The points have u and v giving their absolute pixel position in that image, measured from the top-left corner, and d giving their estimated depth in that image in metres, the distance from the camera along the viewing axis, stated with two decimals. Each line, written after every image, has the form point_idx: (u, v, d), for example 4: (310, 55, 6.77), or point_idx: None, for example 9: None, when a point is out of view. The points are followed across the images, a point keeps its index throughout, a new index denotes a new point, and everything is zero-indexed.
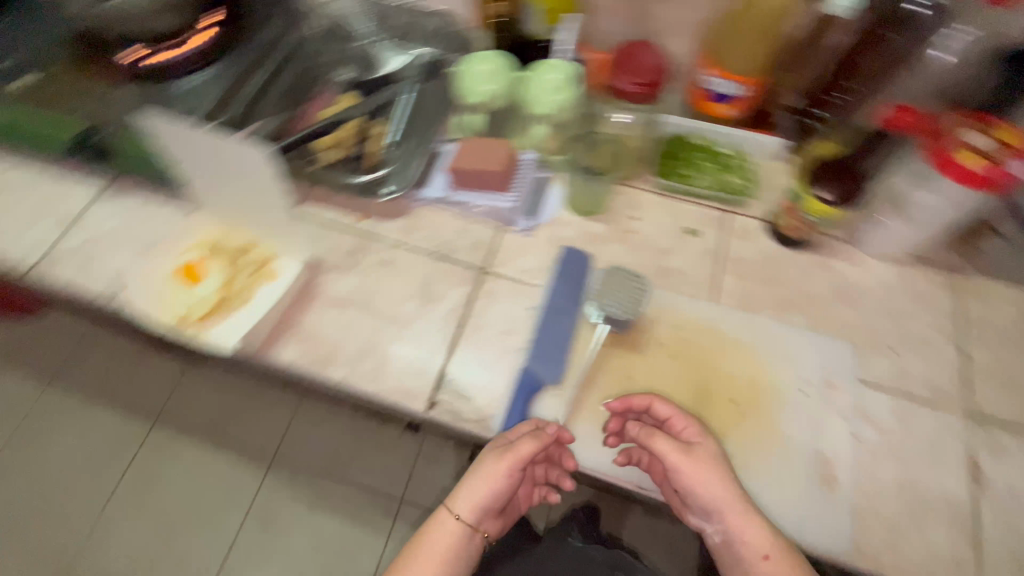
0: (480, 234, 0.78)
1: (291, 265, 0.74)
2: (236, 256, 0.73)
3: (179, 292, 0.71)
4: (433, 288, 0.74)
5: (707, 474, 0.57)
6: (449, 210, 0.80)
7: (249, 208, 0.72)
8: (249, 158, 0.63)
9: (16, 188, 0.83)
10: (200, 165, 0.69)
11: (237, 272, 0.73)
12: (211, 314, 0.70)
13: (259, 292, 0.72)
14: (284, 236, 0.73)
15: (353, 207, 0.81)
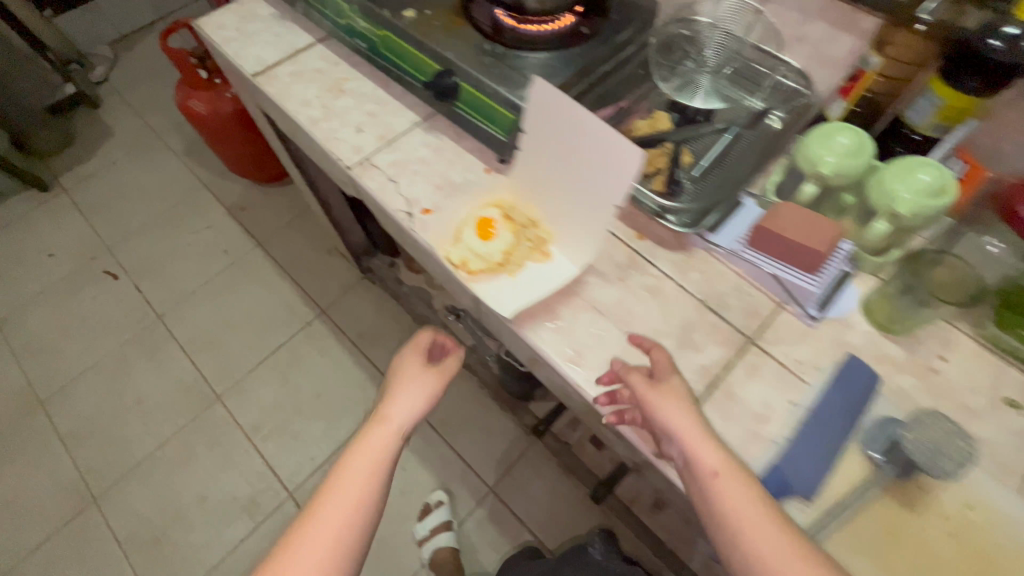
0: (753, 297, 0.73)
1: (568, 260, 0.76)
2: (526, 230, 0.78)
3: (474, 241, 0.77)
4: (696, 334, 0.70)
5: (693, 429, 0.58)
6: (735, 266, 0.75)
7: (570, 192, 0.71)
8: (620, 159, 0.62)
9: (358, 96, 0.95)
10: (553, 135, 0.69)
11: (523, 243, 0.77)
12: (490, 270, 0.75)
13: (530, 269, 0.76)
14: (584, 234, 0.73)
15: (636, 225, 0.80)
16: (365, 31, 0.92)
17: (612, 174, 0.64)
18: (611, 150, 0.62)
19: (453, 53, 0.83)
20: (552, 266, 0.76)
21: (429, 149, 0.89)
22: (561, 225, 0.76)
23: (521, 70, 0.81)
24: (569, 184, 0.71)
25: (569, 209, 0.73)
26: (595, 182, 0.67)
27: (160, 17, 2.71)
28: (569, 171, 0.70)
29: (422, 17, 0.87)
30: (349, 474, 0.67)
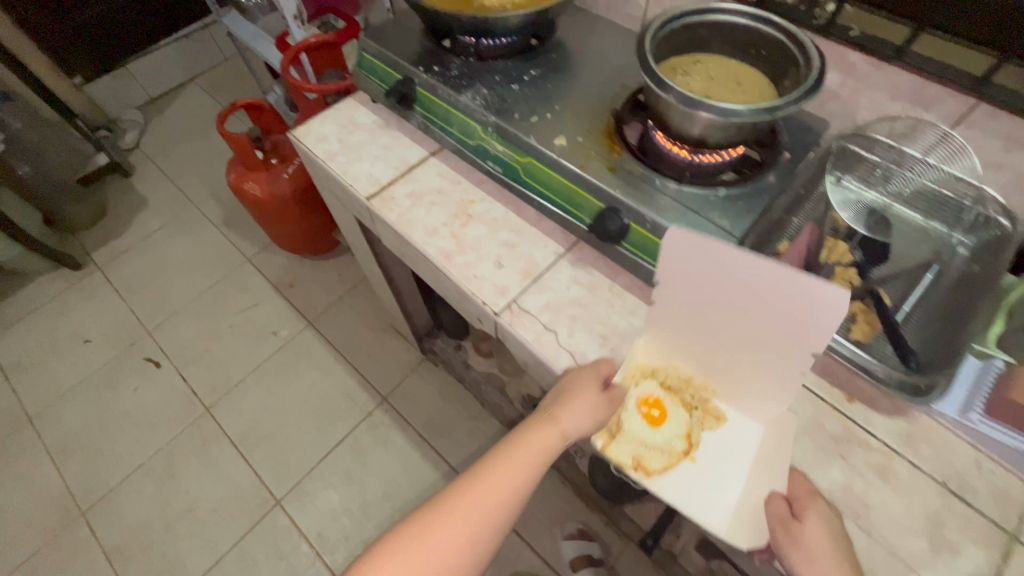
0: (996, 475, 0.63)
1: (750, 423, 0.69)
2: (688, 398, 0.71)
3: (641, 429, 0.69)
4: (948, 530, 0.61)
5: (824, 567, 0.54)
6: (967, 438, 0.66)
7: (736, 349, 0.65)
8: (797, 299, 0.55)
9: (490, 221, 0.87)
10: (700, 300, 0.64)
11: (690, 414, 0.70)
12: (671, 462, 0.66)
13: (710, 447, 0.68)
14: (764, 390, 0.66)
15: (842, 384, 0.70)
16: (503, 154, 0.83)
17: (790, 318, 0.58)
18: (782, 296, 0.57)
19: (621, 191, 0.74)
20: (733, 431, 0.68)
21: (584, 287, 0.79)
22: (725, 381, 0.69)
23: (703, 211, 0.72)
24: (730, 339, 0.65)
25: (738, 367, 0.66)
26: (766, 334, 0.61)
27: (191, 78, 2.64)
28: (726, 327, 0.64)
29: (574, 145, 0.79)
30: (503, 464, 0.63)
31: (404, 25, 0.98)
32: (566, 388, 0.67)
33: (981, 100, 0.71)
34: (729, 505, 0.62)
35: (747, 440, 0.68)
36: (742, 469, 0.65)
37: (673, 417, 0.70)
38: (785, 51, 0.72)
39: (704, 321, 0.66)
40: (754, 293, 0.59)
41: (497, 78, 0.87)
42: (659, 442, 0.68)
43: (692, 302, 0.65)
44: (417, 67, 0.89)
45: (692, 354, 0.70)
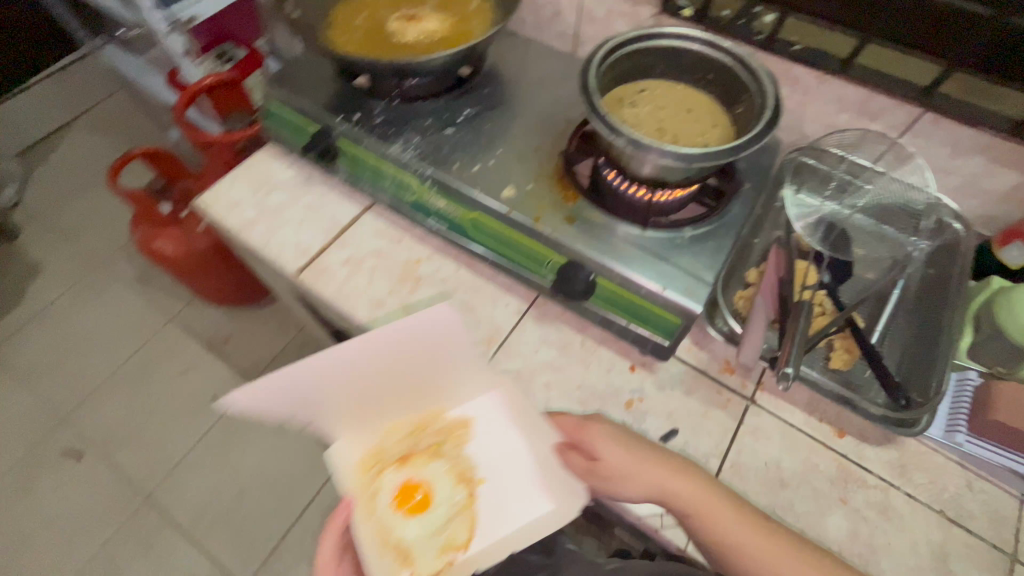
0: (986, 492, 0.63)
1: (478, 406, 0.67)
2: (417, 442, 0.66)
3: (420, 527, 0.62)
4: (952, 561, 0.60)
5: (715, 512, 0.57)
6: (953, 458, 0.65)
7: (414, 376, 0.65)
8: (437, 323, 0.62)
9: (442, 282, 0.78)
10: (300, 391, 0.59)
11: (442, 456, 0.66)
12: (468, 517, 0.63)
13: (485, 464, 0.65)
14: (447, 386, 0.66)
15: (831, 418, 0.68)
16: (446, 209, 0.75)
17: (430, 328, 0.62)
18: (418, 323, 0.62)
19: (583, 243, 0.68)
20: (484, 429, 0.66)
21: (554, 347, 0.73)
22: (434, 396, 0.66)
23: (671, 256, 0.67)
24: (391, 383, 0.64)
25: (434, 387, 0.66)
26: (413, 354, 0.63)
27: (75, 115, 2.23)
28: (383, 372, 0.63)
29: (525, 194, 0.72)
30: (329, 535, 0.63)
31: (312, 64, 0.86)
32: (371, 491, 0.63)
33: (927, 110, 0.70)
34: (542, 485, 0.64)
35: (479, 408, 0.67)
36: (522, 451, 0.66)
37: (428, 476, 0.65)
38: (733, 75, 0.68)
39: (345, 398, 0.62)
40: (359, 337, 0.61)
41: (428, 123, 0.78)
42: (440, 513, 0.63)
43: (321, 389, 0.60)
44: (335, 117, 0.79)
45: (355, 416, 0.64)
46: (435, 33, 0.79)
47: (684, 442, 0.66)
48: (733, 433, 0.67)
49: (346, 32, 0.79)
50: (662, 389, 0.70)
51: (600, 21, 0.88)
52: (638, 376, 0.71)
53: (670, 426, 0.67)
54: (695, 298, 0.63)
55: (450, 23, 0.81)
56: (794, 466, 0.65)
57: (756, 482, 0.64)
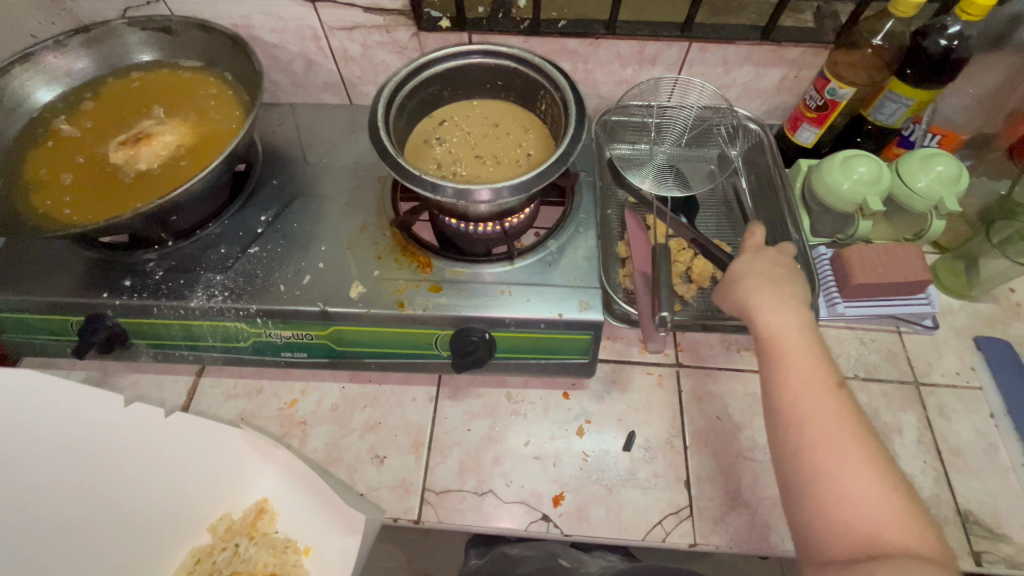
0: (874, 341, 0.73)
1: (270, 482, 0.65)
2: (214, 569, 0.61)
3: None
4: (881, 414, 0.67)
5: (791, 336, 0.52)
6: (837, 327, 0.74)
7: (125, 461, 0.61)
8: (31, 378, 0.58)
9: (333, 412, 0.67)
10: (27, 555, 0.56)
11: (238, 570, 0.61)
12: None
13: (305, 533, 0.62)
14: (208, 469, 0.63)
15: (744, 346, 0.72)
16: (296, 337, 0.63)
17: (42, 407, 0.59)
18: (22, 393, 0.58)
19: (461, 306, 0.61)
20: (251, 491, 0.65)
21: (484, 416, 0.67)
22: (222, 488, 0.64)
23: (547, 277, 0.63)
24: (105, 496, 0.61)
25: (177, 494, 0.63)
26: (82, 458, 0.60)
27: None
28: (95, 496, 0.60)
29: (375, 282, 0.62)
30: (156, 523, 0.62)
31: (38, 245, 0.66)
32: None
33: (692, 42, 0.74)
34: (347, 526, 0.58)
35: (262, 477, 0.65)
36: (307, 502, 0.62)
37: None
38: (521, 76, 0.64)
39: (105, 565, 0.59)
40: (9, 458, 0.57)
41: (223, 251, 0.64)
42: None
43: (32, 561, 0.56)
44: (99, 296, 0.61)
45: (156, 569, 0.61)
46: (184, 150, 0.65)
47: (646, 441, 0.65)
48: (681, 406, 0.67)
49: (65, 191, 0.61)
50: (602, 401, 0.68)
51: (360, 57, 0.79)
52: (575, 399, 0.68)
53: (627, 432, 0.65)
54: (592, 308, 0.60)
55: (194, 130, 0.66)
56: (740, 406, 0.67)
57: (720, 442, 0.65)
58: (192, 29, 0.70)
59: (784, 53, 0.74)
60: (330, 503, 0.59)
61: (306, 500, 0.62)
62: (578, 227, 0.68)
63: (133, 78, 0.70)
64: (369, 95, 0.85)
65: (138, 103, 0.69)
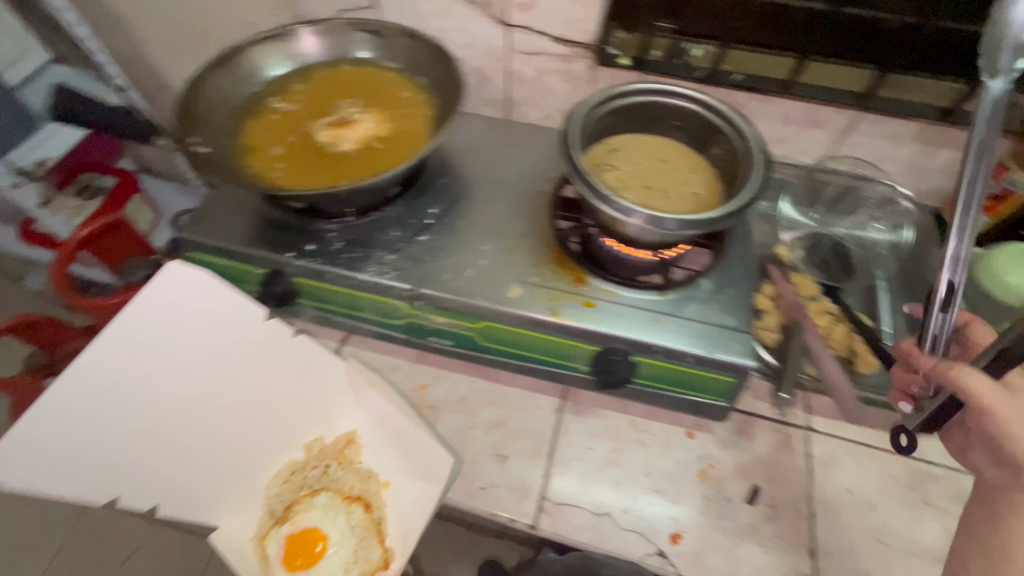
0: None
1: (359, 417, 0.72)
2: (304, 482, 0.69)
3: (272, 540, 0.66)
4: None
5: None
6: None
7: (216, 383, 0.67)
8: (179, 281, 0.64)
9: (461, 403, 0.69)
10: (149, 446, 0.61)
11: (326, 486, 0.70)
12: (373, 532, 0.67)
13: (385, 469, 0.69)
14: (298, 398, 0.70)
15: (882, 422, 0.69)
16: (447, 325, 0.66)
17: (172, 312, 0.64)
18: (164, 296, 0.63)
19: (611, 326, 0.62)
20: (342, 424, 0.72)
21: (606, 438, 0.67)
22: (315, 416, 0.71)
23: (698, 314, 0.64)
24: (221, 396, 0.67)
25: (259, 415, 0.69)
26: (199, 362, 0.66)
27: None
28: (211, 396, 0.66)
29: (531, 288, 0.65)
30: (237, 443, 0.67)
31: (230, 194, 0.73)
32: (239, 505, 0.66)
33: (866, 112, 0.75)
34: (424, 472, 0.65)
35: (352, 415, 0.72)
36: (390, 445, 0.69)
37: (315, 515, 0.68)
38: (701, 119, 0.67)
39: (216, 463, 0.65)
40: (137, 354, 0.62)
41: (395, 234, 0.69)
42: (341, 537, 0.67)
43: (153, 451, 0.61)
44: (284, 255, 0.67)
45: (251, 474, 0.67)
46: (378, 138, 0.71)
47: (772, 499, 0.63)
48: (808, 470, 0.65)
49: (275, 159, 0.68)
50: (727, 447, 0.67)
51: (532, 80, 0.85)
52: (699, 441, 0.67)
53: (751, 486, 0.64)
54: (743, 353, 0.60)
55: (389, 123, 0.73)
56: (873, 484, 0.64)
57: (849, 517, 0.62)
58: (398, 36, 0.77)
59: (961, 135, 0.74)
60: (416, 449, 0.66)
61: (391, 440, 0.69)
62: (729, 272, 0.68)
63: (339, 69, 0.78)
64: (529, 115, 0.91)
65: (343, 93, 0.76)
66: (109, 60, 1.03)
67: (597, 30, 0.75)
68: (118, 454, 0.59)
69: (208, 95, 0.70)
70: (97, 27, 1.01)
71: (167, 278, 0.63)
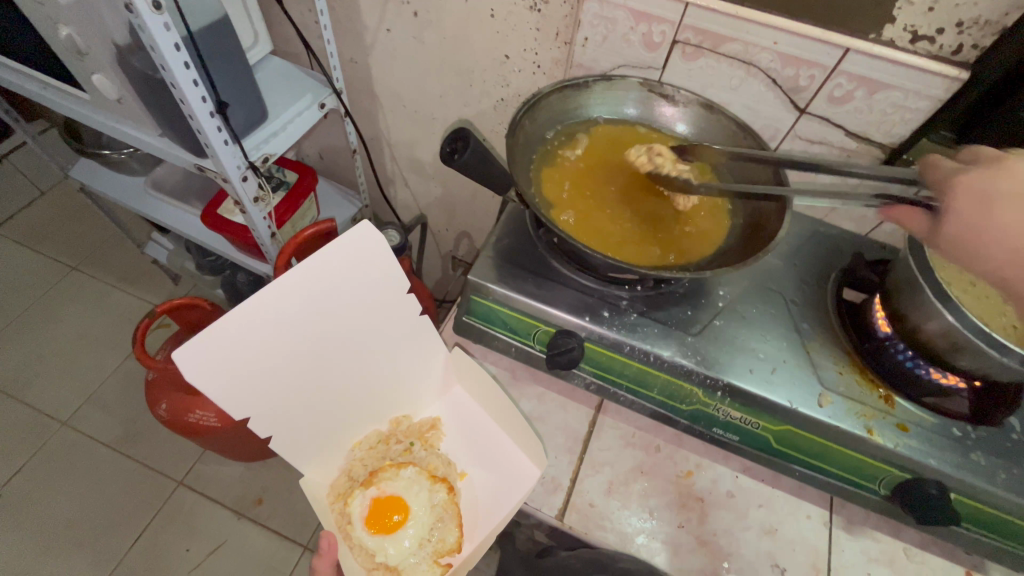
0: None
1: (443, 407, 0.81)
2: (388, 453, 0.80)
3: (352, 515, 0.76)
4: None
5: None
6: None
7: (318, 347, 0.71)
8: (360, 247, 0.68)
9: (730, 499, 0.66)
10: (249, 388, 0.67)
11: (411, 462, 0.79)
12: (451, 516, 0.73)
13: (464, 461, 0.76)
14: (414, 373, 0.79)
15: None
16: (741, 421, 0.64)
17: (360, 274, 0.70)
18: (321, 263, 0.66)
19: (935, 458, 0.59)
20: (423, 409, 0.81)
21: (884, 564, 0.64)
22: (391, 391, 0.79)
23: (1020, 457, 0.60)
24: (332, 361, 0.73)
25: (398, 383, 0.79)
26: (337, 332, 0.72)
27: (73, 265, 1.78)
28: (346, 361, 0.75)
29: (842, 399, 0.62)
30: (380, 402, 0.79)
31: (513, 243, 0.72)
32: (371, 470, 0.79)
33: None
34: (523, 463, 0.70)
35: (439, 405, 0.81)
36: (479, 434, 0.77)
37: (400, 485, 0.77)
38: None
39: (323, 413, 0.75)
40: (278, 316, 0.66)
41: (690, 314, 0.67)
42: (420, 511, 0.75)
43: (258, 406, 0.69)
44: (582, 320, 0.65)
45: (353, 423, 0.79)
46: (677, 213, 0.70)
47: None
48: None
49: (584, 220, 0.68)
50: None
51: (797, 164, 0.84)
52: None
53: None
54: None
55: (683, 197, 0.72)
56: None
57: None
58: (692, 104, 0.75)
59: None
60: (503, 450, 0.73)
61: (489, 427, 0.76)
62: None
63: (626, 126, 0.77)
64: None
65: (630, 152, 0.75)
66: (336, 63, 1.03)
67: (904, 135, 0.74)
68: (258, 393, 0.68)
69: (520, 140, 0.69)
70: (334, 30, 1.01)
71: (348, 239, 0.67)
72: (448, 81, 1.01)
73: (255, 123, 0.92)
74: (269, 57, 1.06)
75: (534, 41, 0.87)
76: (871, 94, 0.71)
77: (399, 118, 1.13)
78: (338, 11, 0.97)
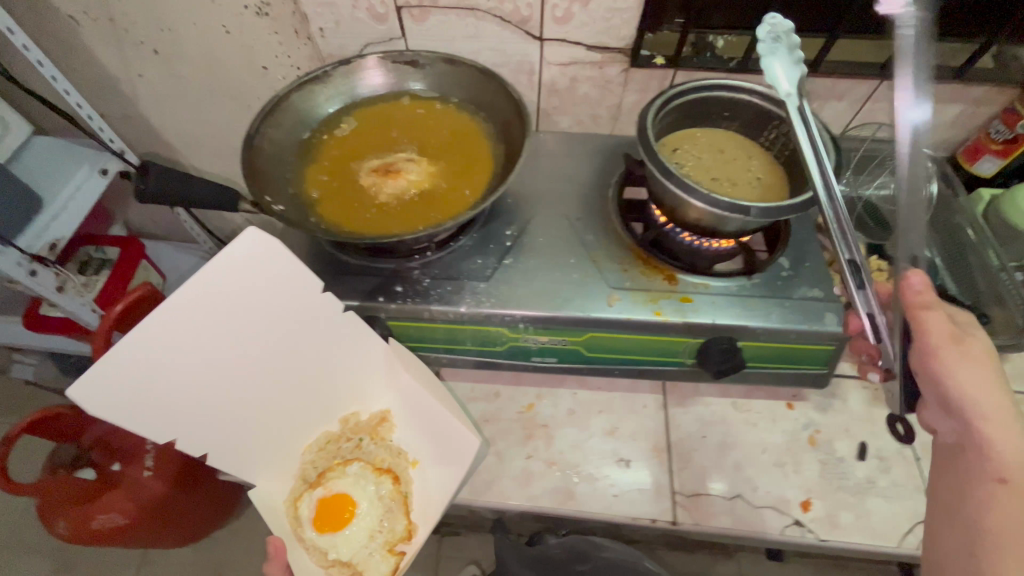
0: None
1: (394, 398, 0.75)
2: (338, 451, 0.73)
3: (300, 515, 0.69)
4: None
5: None
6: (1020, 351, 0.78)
7: (239, 355, 0.66)
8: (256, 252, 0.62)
9: (572, 416, 0.70)
10: (174, 406, 0.62)
11: (360, 457, 0.73)
12: (399, 504, 0.70)
13: (416, 449, 0.71)
14: (354, 366, 0.73)
15: None
16: (551, 343, 0.67)
17: (277, 271, 0.64)
18: (223, 270, 0.61)
19: (717, 317, 0.64)
20: (372, 402, 0.75)
21: (716, 423, 0.70)
22: (332, 391, 0.73)
23: (789, 291, 0.66)
24: (261, 369, 0.68)
25: (337, 385, 0.73)
26: (257, 337, 0.66)
27: None
28: (278, 365, 0.69)
29: (630, 291, 0.66)
30: (325, 404, 0.73)
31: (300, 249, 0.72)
32: (318, 470, 0.72)
33: (883, 81, 0.79)
34: (456, 439, 0.65)
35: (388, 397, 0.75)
36: (425, 413, 0.71)
37: (347, 482, 0.72)
38: (755, 108, 0.70)
39: (263, 425, 0.69)
40: (190, 326, 0.61)
41: (480, 261, 0.69)
42: (370, 506, 0.70)
43: (187, 425, 0.64)
44: (375, 301, 0.66)
45: (298, 429, 0.72)
46: (446, 169, 0.72)
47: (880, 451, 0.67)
48: None
49: (351, 206, 0.69)
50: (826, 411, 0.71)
51: (565, 89, 0.87)
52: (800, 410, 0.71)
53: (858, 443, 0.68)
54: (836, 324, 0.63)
55: (449, 150, 0.74)
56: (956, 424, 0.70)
57: None
58: (436, 63, 0.76)
59: (970, 89, 0.80)
60: (444, 434, 0.67)
61: (430, 407, 0.70)
62: (795, 248, 0.71)
63: (380, 102, 0.77)
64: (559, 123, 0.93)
65: (393, 128, 0.76)
66: (103, 125, 0.96)
67: (633, 35, 0.77)
68: (181, 407, 0.63)
69: (265, 150, 0.68)
70: (88, 92, 0.96)
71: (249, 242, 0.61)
72: (225, 109, 0.97)
73: (25, 215, 0.86)
74: (30, 138, 0.98)
75: (280, 45, 0.85)
76: (585, 6, 0.74)
77: (201, 159, 1.09)
78: (81, 72, 0.92)
